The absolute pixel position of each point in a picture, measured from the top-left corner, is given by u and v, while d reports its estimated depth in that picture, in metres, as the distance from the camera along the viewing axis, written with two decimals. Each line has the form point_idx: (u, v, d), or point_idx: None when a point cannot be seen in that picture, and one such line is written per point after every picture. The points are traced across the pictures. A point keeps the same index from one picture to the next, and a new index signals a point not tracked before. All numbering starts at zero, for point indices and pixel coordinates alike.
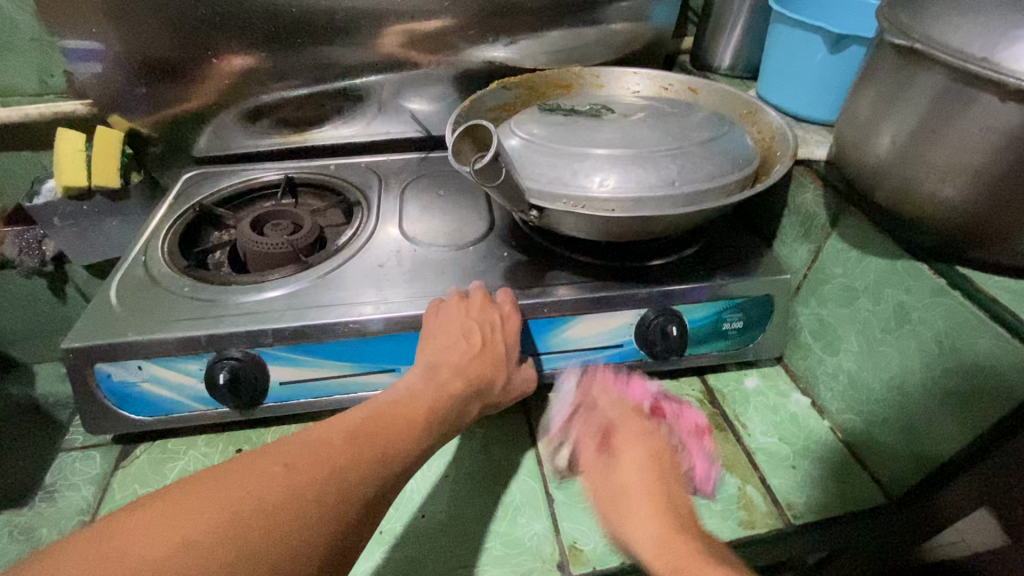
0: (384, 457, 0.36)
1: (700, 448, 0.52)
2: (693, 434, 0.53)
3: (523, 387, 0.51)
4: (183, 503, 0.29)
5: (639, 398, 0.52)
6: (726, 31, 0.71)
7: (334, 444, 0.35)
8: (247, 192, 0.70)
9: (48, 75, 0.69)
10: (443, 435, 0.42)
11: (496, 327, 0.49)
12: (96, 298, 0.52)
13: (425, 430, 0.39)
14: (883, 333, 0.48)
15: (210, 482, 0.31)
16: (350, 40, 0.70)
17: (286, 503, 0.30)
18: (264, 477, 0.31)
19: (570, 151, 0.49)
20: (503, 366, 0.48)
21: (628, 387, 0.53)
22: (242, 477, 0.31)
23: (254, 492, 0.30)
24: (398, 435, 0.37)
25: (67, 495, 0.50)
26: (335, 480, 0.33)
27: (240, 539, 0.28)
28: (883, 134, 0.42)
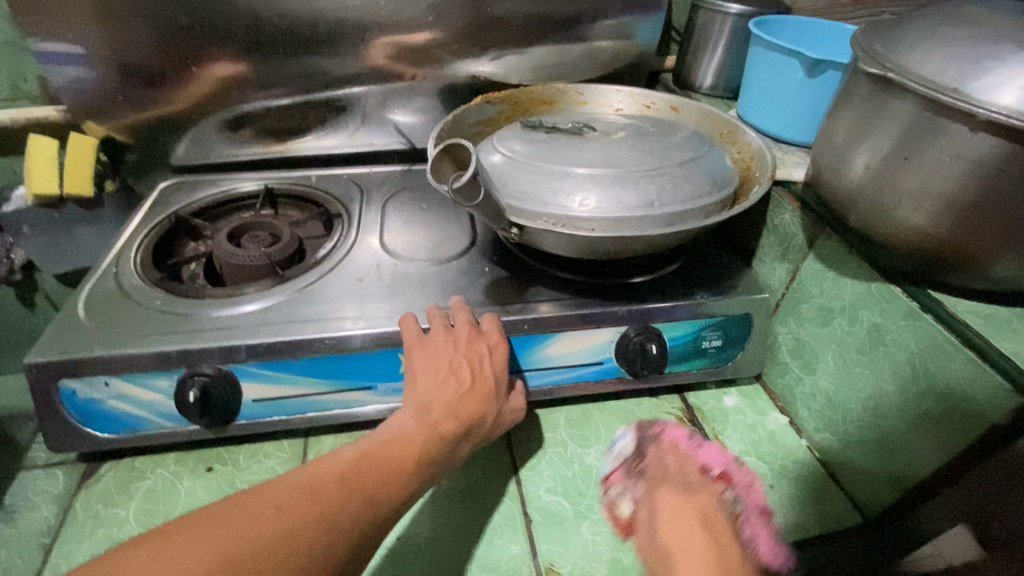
0: (375, 498, 0.37)
1: (767, 529, 0.47)
2: (759, 510, 0.48)
3: (514, 415, 0.51)
4: (181, 542, 0.31)
5: (708, 463, 0.48)
6: (708, 52, 0.72)
7: (326, 485, 0.36)
8: (225, 203, 0.69)
9: (21, 79, 0.67)
10: (432, 475, 0.42)
11: (485, 360, 0.48)
12: (63, 312, 0.50)
13: (415, 472, 0.41)
14: (858, 354, 0.49)
15: (207, 520, 0.33)
16: (335, 50, 0.70)
17: (278, 546, 0.32)
18: (259, 519, 0.33)
19: (551, 169, 0.49)
20: (493, 401, 0.48)
21: (700, 450, 0.49)
22: (236, 519, 0.33)
23: (245, 533, 0.32)
24: (388, 477, 0.39)
25: (27, 516, 0.48)
26: (324, 523, 0.34)
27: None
28: (857, 159, 0.43)
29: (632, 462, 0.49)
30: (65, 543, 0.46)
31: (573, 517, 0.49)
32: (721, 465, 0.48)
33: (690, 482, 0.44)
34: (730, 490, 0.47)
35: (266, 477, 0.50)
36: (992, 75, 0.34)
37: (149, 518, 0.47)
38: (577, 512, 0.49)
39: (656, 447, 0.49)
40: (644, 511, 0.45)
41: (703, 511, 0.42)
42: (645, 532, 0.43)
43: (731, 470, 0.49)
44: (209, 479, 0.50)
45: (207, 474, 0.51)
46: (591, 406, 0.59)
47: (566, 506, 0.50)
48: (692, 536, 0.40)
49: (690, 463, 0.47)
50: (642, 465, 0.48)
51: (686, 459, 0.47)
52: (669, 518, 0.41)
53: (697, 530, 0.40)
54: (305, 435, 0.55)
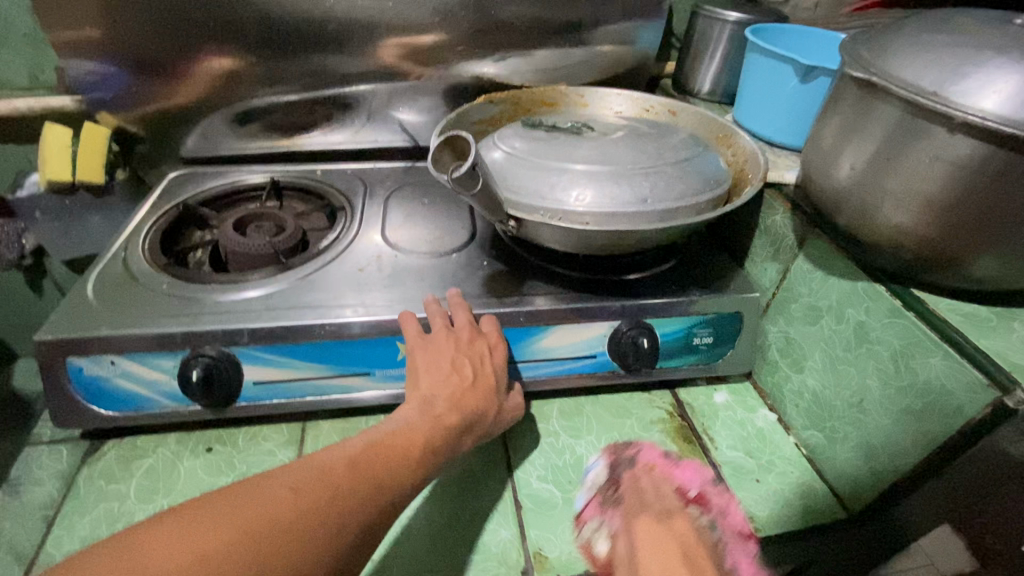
0: (383, 486, 0.39)
1: (744, 549, 0.47)
2: (737, 534, 0.48)
3: (512, 415, 0.52)
4: (202, 517, 0.33)
5: (684, 484, 0.50)
6: (706, 58, 0.73)
7: (336, 470, 0.38)
8: (233, 194, 0.70)
9: (40, 71, 0.70)
10: (436, 466, 0.43)
11: (486, 358, 0.50)
12: (72, 293, 0.52)
13: (420, 462, 0.42)
14: (843, 352, 0.50)
15: (225, 500, 0.34)
16: (343, 49, 0.72)
17: (292, 524, 0.33)
18: (273, 499, 0.34)
19: (549, 165, 0.51)
20: (494, 398, 0.49)
21: (678, 470, 0.52)
22: (251, 500, 0.34)
23: (262, 511, 0.33)
24: (395, 465, 0.40)
25: (31, 489, 0.49)
26: (337, 507, 0.36)
27: (248, 553, 0.31)
28: (843, 162, 0.45)
29: (607, 494, 0.49)
30: (66, 515, 0.47)
31: (562, 505, 0.50)
32: (697, 486, 0.51)
33: (667, 511, 0.45)
34: (703, 512, 0.48)
35: (264, 459, 0.52)
36: (970, 80, 0.36)
37: (150, 495, 0.48)
38: (566, 500, 0.50)
39: (628, 476, 0.50)
40: (622, 542, 0.44)
41: (679, 538, 0.42)
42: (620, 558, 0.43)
43: (706, 490, 0.51)
44: (208, 459, 0.51)
45: (208, 454, 0.52)
46: (584, 399, 0.60)
47: (556, 494, 0.51)
48: (673, 566, 0.39)
49: (667, 497, 0.46)
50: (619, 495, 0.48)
51: (661, 477, 0.49)
52: (649, 545, 0.41)
53: (679, 567, 0.39)
54: (304, 420, 0.56)
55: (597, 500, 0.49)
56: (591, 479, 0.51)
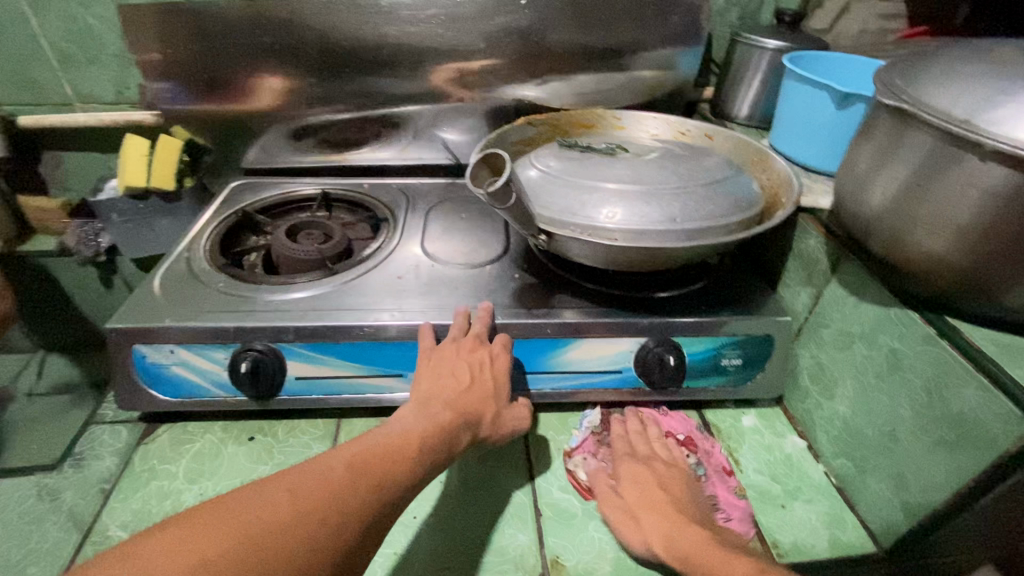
0: (378, 485, 0.39)
1: (726, 483, 0.53)
2: (719, 470, 0.54)
3: (514, 424, 0.52)
4: (200, 538, 0.32)
5: (673, 429, 0.57)
6: (745, 84, 0.74)
7: (335, 472, 0.38)
8: (287, 203, 0.76)
9: (125, 87, 0.78)
10: (435, 464, 0.43)
11: (486, 365, 0.51)
12: (141, 287, 0.57)
13: (418, 460, 0.42)
14: (876, 379, 0.49)
15: (223, 516, 0.34)
16: (394, 72, 0.76)
17: (291, 527, 0.34)
18: (271, 504, 0.35)
19: (582, 184, 0.53)
20: (494, 400, 0.51)
21: (665, 418, 0.58)
22: (249, 506, 0.35)
23: (260, 518, 0.34)
24: (394, 463, 0.40)
25: (92, 463, 0.54)
26: (338, 519, 0.36)
27: (245, 561, 0.32)
28: (876, 188, 0.45)
29: (603, 437, 0.56)
30: (122, 490, 0.51)
31: (582, 515, 0.51)
32: (684, 432, 0.57)
33: (652, 460, 0.52)
34: (690, 452, 0.55)
35: (300, 451, 0.55)
36: (1002, 108, 0.36)
37: (196, 477, 0.52)
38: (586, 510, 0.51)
39: (621, 422, 0.57)
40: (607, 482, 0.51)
41: (662, 478, 0.50)
42: (604, 481, 0.51)
43: (694, 435, 0.57)
44: (250, 447, 0.55)
45: (249, 442, 0.55)
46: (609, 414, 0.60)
47: (575, 504, 0.52)
48: (654, 495, 0.48)
49: (662, 449, 0.54)
50: (611, 438, 0.56)
51: (649, 422, 0.57)
52: (633, 486, 0.49)
53: (659, 496, 0.47)
54: (338, 416, 0.59)
55: (591, 442, 0.56)
56: (587, 422, 0.58)
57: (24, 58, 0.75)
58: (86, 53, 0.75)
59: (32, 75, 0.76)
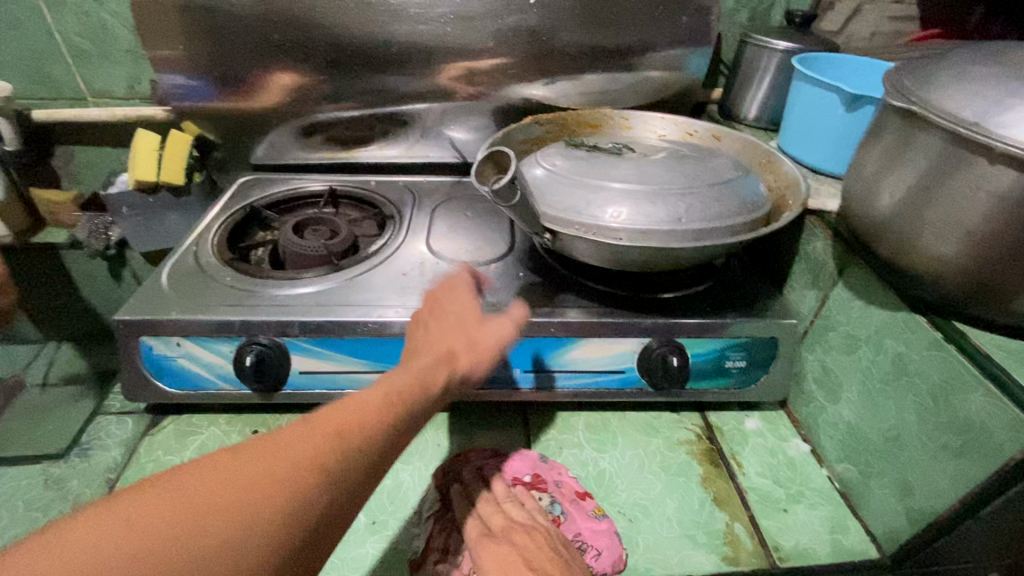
0: (343, 436, 0.33)
1: (586, 514, 0.49)
2: (573, 498, 0.50)
3: (503, 340, 0.45)
4: (134, 532, 0.26)
5: (516, 476, 0.51)
6: (754, 86, 0.74)
7: (295, 431, 0.32)
8: (294, 199, 0.76)
9: (137, 82, 0.79)
10: (406, 400, 0.37)
11: (447, 304, 0.48)
12: (149, 280, 0.57)
13: (386, 404, 0.36)
14: (881, 384, 0.49)
15: (169, 501, 0.27)
16: (403, 70, 0.77)
17: (242, 498, 0.28)
18: (221, 474, 0.29)
19: (587, 183, 0.53)
20: (489, 350, 0.45)
21: (506, 465, 0.53)
22: (194, 477, 0.29)
23: (205, 491, 0.28)
24: (361, 412, 0.34)
25: (98, 453, 0.55)
26: (313, 508, 0.30)
27: (189, 540, 0.26)
28: (884, 191, 0.44)
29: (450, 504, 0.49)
30: (127, 480, 0.52)
31: None
32: (527, 472, 0.52)
33: (502, 528, 0.45)
34: (539, 492, 0.50)
35: None
36: (1013, 111, 0.35)
37: None
38: None
39: (464, 486, 0.50)
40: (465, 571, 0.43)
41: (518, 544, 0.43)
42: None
43: (539, 471, 0.52)
44: None
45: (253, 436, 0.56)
46: (611, 414, 0.60)
47: None
48: (511, 572, 0.41)
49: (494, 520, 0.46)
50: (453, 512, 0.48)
51: (494, 480, 0.50)
52: (490, 568, 0.42)
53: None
54: None
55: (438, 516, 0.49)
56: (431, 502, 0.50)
57: (39, 53, 0.76)
58: (99, 49, 0.76)
59: (45, 70, 0.77)
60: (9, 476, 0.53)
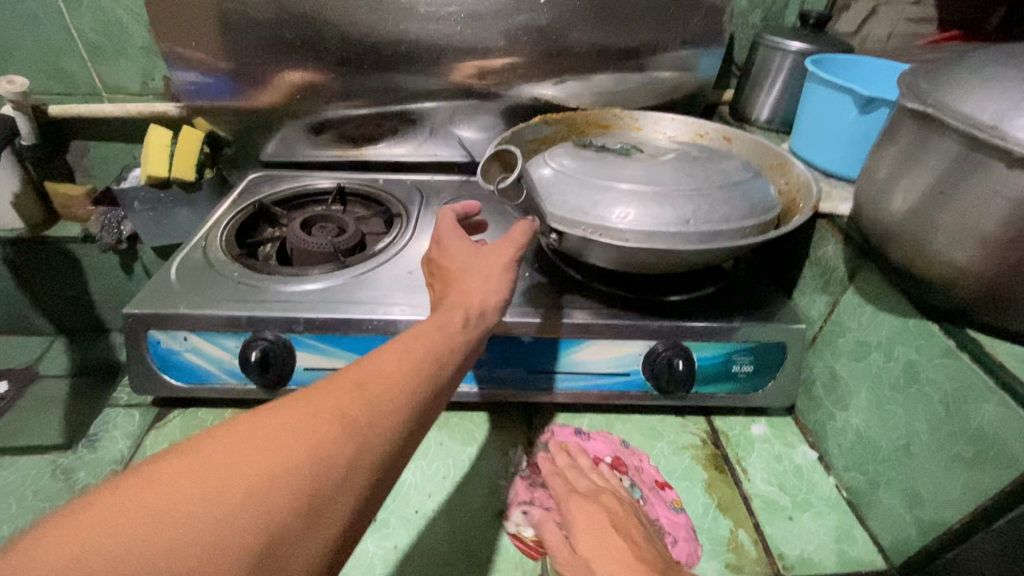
0: (366, 387, 0.32)
1: (663, 501, 0.51)
2: (653, 486, 0.52)
3: (501, 266, 0.45)
4: (155, 493, 0.24)
5: (599, 454, 0.55)
6: (766, 87, 0.73)
7: (318, 391, 0.31)
8: (303, 196, 0.76)
9: (150, 79, 0.80)
10: (424, 345, 0.36)
11: (443, 257, 0.49)
12: (158, 274, 0.58)
13: (408, 355, 0.35)
14: (891, 392, 0.48)
15: (189, 459, 0.25)
16: (412, 68, 0.77)
17: (273, 450, 0.27)
18: (245, 433, 0.27)
19: (595, 183, 0.52)
20: (499, 285, 0.44)
21: (588, 443, 0.56)
22: (221, 438, 0.27)
23: (234, 447, 0.26)
24: (385, 364, 0.34)
25: (105, 444, 0.55)
26: (345, 447, 0.28)
27: (223, 495, 0.25)
28: (898, 194, 0.44)
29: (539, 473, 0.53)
30: None
31: None
32: (610, 453, 0.55)
33: (594, 491, 0.48)
34: (622, 474, 0.53)
35: None
36: None
37: None
38: None
39: (550, 458, 0.53)
40: (556, 528, 0.46)
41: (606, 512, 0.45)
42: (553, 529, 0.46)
43: (621, 454, 0.55)
44: None
45: None
46: (615, 417, 0.60)
47: None
48: (602, 532, 0.43)
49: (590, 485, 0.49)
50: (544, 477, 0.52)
51: (577, 453, 0.53)
52: (582, 525, 0.44)
53: (610, 535, 0.42)
54: None
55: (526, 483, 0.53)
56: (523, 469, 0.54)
57: (55, 50, 0.77)
58: (114, 45, 0.77)
59: (62, 66, 0.78)
60: (18, 467, 0.53)
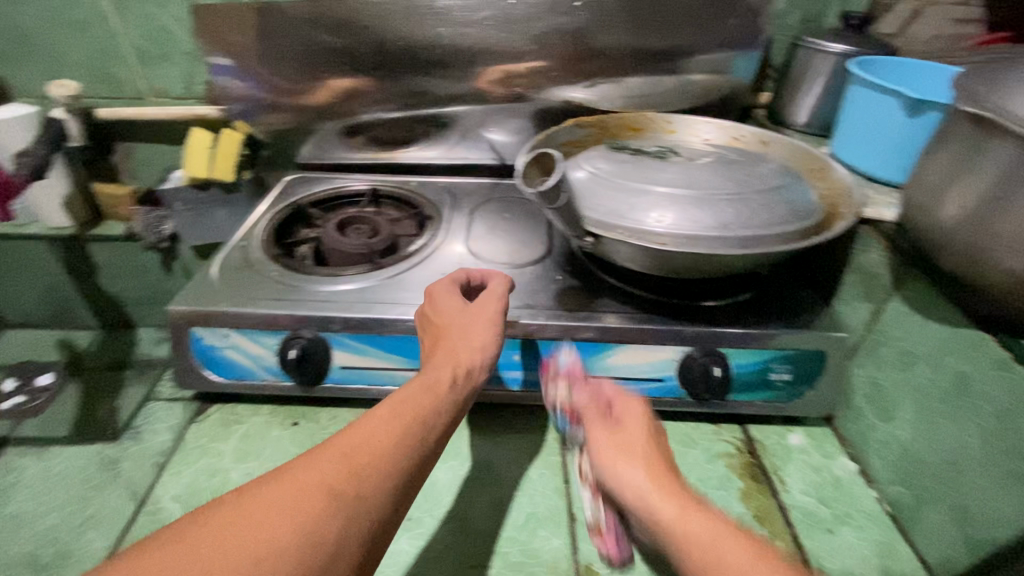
0: (355, 461, 0.34)
1: None
2: None
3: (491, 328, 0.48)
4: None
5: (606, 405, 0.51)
6: (804, 90, 0.72)
7: (308, 467, 0.33)
8: (338, 198, 0.78)
9: (193, 83, 0.82)
10: (414, 410, 0.38)
11: (437, 305, 0.50)
12: (200, 273, 0.60)
13: (398, 421, 0.37)
14: (939, 404, 0.46)
15: (184, 546, 0.28)
16: (446, 72, 0.78)
17: (263, 533, 0.29)
18: (237, 517, 0.30)
19: (631, 187, 0.52)
20: (488, 345, 0.47)
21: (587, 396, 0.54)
22: (216, 522, 0.29)
23: (226, 531, 0.29)
24: (374, 433, 0.36)
25: (149, 437, 0.57)
26: (331, 525, 0.30)
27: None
28: (951, 200, 0.42)
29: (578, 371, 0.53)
30: (175, 464, 0.54)
31: None
32: None
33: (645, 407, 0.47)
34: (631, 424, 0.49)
35: None
36: None
37: (243, 457, 0.54)
38: None
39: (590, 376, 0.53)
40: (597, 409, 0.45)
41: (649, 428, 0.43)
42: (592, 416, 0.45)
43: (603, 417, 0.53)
44: (294, 432, 0.57)
45: (293, 428, 0.57)
46: None
47: None
48: (649, 439, 0.42)
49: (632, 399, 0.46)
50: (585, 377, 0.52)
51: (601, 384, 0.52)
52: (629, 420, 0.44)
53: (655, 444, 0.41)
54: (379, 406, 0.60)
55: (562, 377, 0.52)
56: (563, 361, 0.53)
57: (105, 55, 0.80)
58: (159, 50, 0.80)
59: (110, 71, 0.81)
60: (67, 457, 0.56)
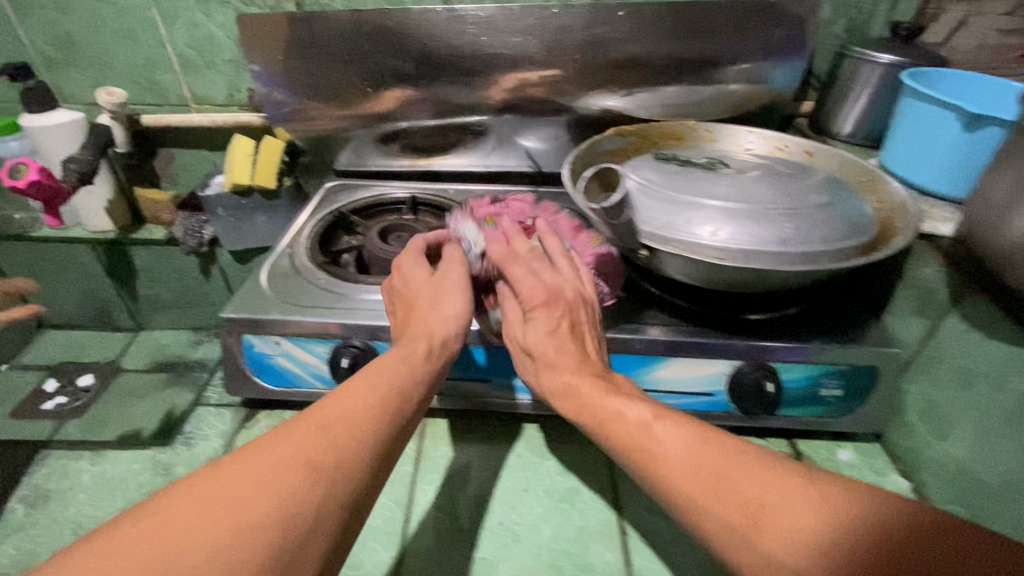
0: (332, 428, 0.35)
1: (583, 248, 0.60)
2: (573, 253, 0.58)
3: (461, 299, 0.51)
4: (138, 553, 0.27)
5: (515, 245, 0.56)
6: (851, 100, 0.71)
7: (287, 437, 0.34)
8: (378, 205, 0.78)
9: (236, 90, 0.84)
10: (389, 382, 0.41)
11: (406, 280, 0.54)
12: (250, 280, 0.60)
13: (374, 394, 0.39)
14: (1001, 423, 0.46)
15: (168, 518, 0.28)
16: (486, 81, 0.78)
17: (245, 501, 0.30)
18: (219, 487, 0.30)
19: (686, 200, 0.52)
20: (460, 317, 0.50)
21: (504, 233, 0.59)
22: (197, 494, 0.30)
23: (209, 501, 0.29)
24: (347, 403, 0.37)
25: (200, 442, 0.58)
26: (312, 491, 0.32)
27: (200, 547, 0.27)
28: (1019, 218, 0.42)
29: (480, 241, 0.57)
30: None
31: (668, 538, 0.50)
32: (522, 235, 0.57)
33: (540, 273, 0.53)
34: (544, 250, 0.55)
35: None
36: None
37: None
38: (673, 533, 0.50)
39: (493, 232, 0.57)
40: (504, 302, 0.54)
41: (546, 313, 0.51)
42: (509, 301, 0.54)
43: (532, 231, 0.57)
44: None
45: None
46: None
47: (660, 526, 0.51)
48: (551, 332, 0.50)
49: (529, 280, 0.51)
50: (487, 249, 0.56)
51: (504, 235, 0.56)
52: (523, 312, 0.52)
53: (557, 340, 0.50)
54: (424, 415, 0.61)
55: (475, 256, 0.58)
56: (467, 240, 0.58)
57: (151, 63, 0.81)
58: (204, 58, 0.81)
59: (156, 79, 0.83)
60: (121, 460, 0.57)
